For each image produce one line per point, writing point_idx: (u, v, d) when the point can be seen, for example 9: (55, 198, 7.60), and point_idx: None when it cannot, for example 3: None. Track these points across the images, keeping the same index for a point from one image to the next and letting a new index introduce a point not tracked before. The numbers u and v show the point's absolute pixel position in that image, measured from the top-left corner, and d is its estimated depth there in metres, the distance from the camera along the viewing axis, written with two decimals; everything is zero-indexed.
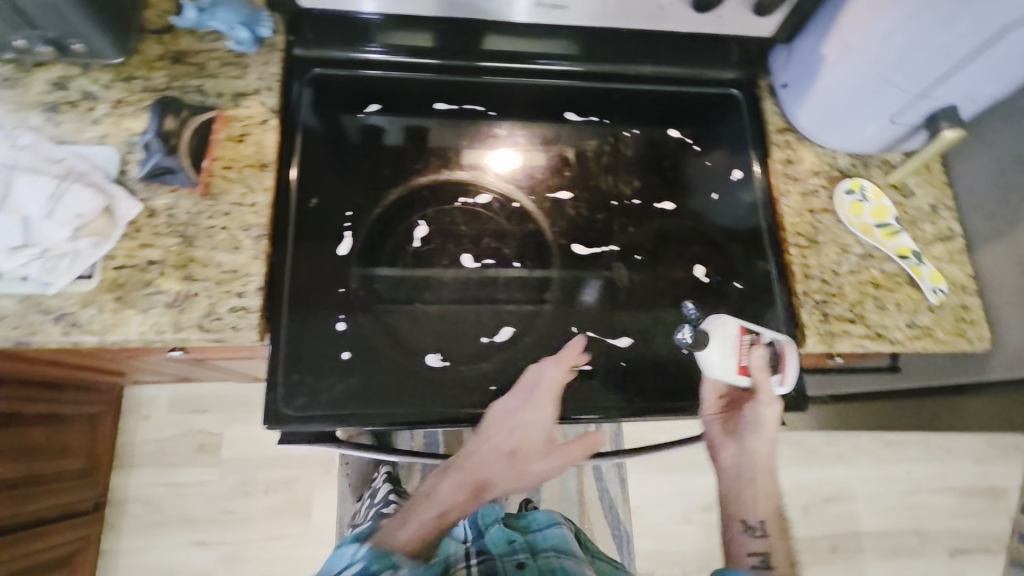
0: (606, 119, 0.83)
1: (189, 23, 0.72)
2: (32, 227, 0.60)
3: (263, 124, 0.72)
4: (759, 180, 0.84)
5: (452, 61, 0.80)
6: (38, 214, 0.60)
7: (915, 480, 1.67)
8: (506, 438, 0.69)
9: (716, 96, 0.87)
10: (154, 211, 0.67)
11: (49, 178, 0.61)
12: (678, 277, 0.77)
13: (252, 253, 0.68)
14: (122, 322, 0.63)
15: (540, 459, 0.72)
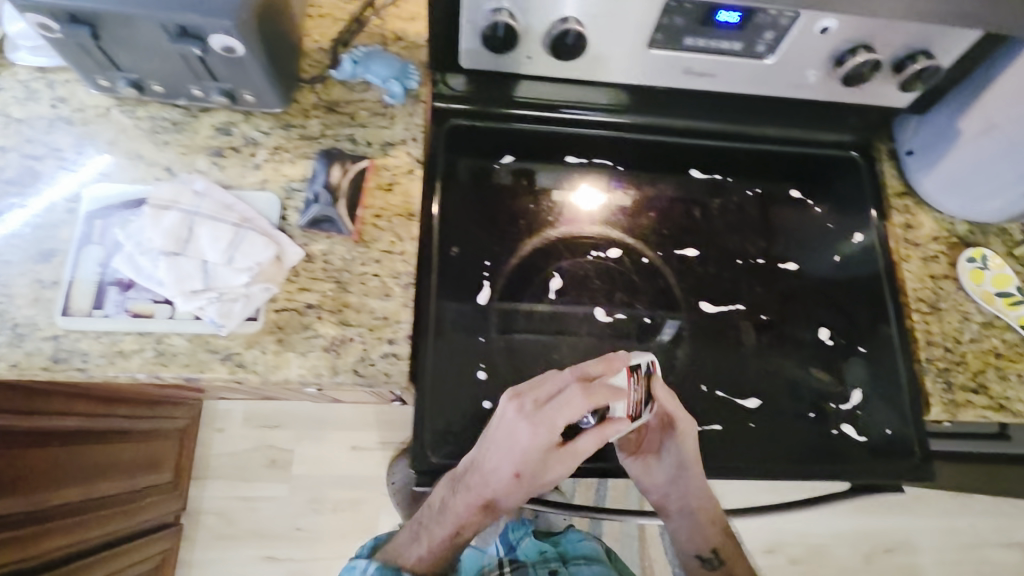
0: (729, 177, 0.85)
1: (345, 75, 0.76)
2: (210, 272, 0.63)
3: (410, 174, 0.74)
4: (879, 242, 0.85)
5: (583, 115, 0.82)
6: (217, 261, 0.63)
7: (980, 532, 1.64)
8: (507, 465, 0.63)
9: (835, 158, 0.88)
10: (311, 256, 0.70)
11: (227, 227, 0.65)
12: (807, 340, 0.79)
13: (401, 300, 0.70)
14: (283, 365, 0.66)
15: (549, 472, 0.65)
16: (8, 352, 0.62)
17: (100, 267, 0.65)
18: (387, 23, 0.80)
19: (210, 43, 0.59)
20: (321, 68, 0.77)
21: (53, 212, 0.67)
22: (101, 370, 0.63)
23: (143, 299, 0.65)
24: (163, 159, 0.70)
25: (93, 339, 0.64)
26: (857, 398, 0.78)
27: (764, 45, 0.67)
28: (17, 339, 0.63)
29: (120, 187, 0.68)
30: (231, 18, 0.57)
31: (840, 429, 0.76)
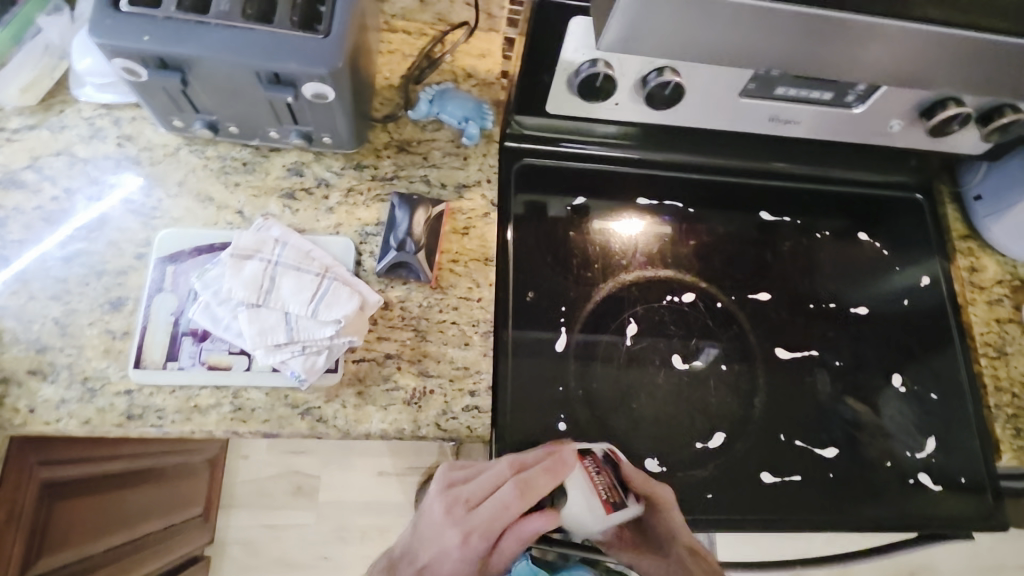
0: (798, 219, 0.85)
1: (419, 115, 0.75)
2: (294, 323, 0.61)
3: (485, 218, 0.73)
4: (945, 286, 0.85)
5: (655, 156, 0.81)
6: (301, 311, 0.61)
7: None
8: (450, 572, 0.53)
9: (898, 200, 0.88)
10: (389, 303, 0.68)
11: (311, 276, 0.63)
12: (880, 388, 0.80)
13: (481, 349, 0.68)
14: (364, 419, 0.64)
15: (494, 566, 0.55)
16: (79, 409, 0.59)
17: (174, 317, 0.63)
18: (457, 61, 0.79)
19: (301, 90, 0.59)
20: (391, 106, 0.76)
21: (122, 259, 0.64)
22: (177, 427, 0.60)
23: (219, 351, 0.62)
24: (234, 202, 0.68)
25: (168, 394, 0.61)
26: (931, 446, 0.78)
27: (854, 95, 0.67)
28: (88, 395, 0.60)
29: (192, 232, 0.66)
30: (329, 66, 0.56)
31: (916, 478, 0.76)
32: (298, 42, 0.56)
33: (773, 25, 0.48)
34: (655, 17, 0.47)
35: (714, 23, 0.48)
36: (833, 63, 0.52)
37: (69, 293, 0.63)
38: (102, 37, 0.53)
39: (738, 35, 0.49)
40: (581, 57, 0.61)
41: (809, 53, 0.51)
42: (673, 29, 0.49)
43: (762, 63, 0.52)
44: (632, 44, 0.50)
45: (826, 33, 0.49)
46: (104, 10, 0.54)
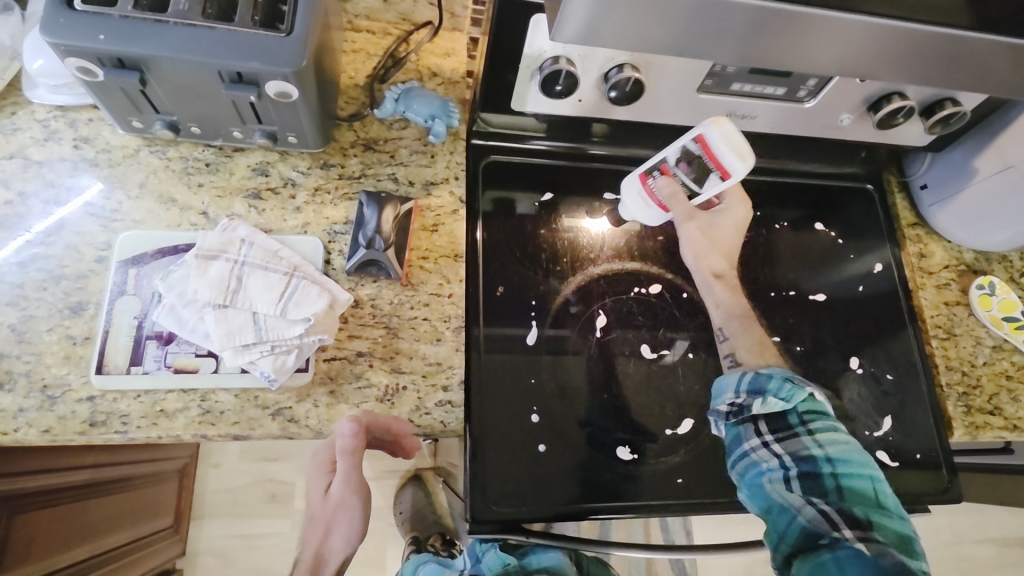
0: (758, 211, 0.89)
1: (385, 113, 0.75)
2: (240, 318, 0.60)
3: (454, 215, 0.74)
4: (896, 272, 0.89)
5: (620, 150, 0.83)
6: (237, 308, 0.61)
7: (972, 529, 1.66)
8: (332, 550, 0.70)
9: (851, 190, 0.92)
10: (360, 301, 0.68)
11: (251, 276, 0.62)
12: (839, 371, 0.83)
13: (453, 344, 0.68)
14: (337, 417, 0.64)
15: (337, 538, 0.70)
16: (38, 417, 0.58)
17: (138, 320, 0.62)
18: (422, 59, 0.80)
19: (264, 88, 0.59)
20: (357, 105, 0.77)
21: (81, 263, 0.63)
22: (143, 432, 0.59)
23: (186, 354, 0.61)
24: (197, 202, 0.67)
25: (133, 399, 0.60)
26: (888, 425, 0.82)
27: (806, 90, 0.70)
28: (48, 403, 0.58)
29: (155, 234, 0.65)
30: (291, 65, 0.56)
31: (874, 455, 0.80)
32: (260, 41, 0.56)
33: (731, 18, 0.50)
34: (614, 12, 0.48)
35: (671, 15, 0.49)
36: (791, 54, 0.54)
37: (25, 299, 0.61)
38: (54, 37, 0.52)
39: (696, 28, 0.51)
40: (545, 54, 0.63)
41: (766, 44, 0.53)
42: (636, 19, 0.49)
43: (722, 53, 0.54)
44: (599, 36, 0.51)
45: (784, 26, 0.51)
46: (56, 9, 0.53)
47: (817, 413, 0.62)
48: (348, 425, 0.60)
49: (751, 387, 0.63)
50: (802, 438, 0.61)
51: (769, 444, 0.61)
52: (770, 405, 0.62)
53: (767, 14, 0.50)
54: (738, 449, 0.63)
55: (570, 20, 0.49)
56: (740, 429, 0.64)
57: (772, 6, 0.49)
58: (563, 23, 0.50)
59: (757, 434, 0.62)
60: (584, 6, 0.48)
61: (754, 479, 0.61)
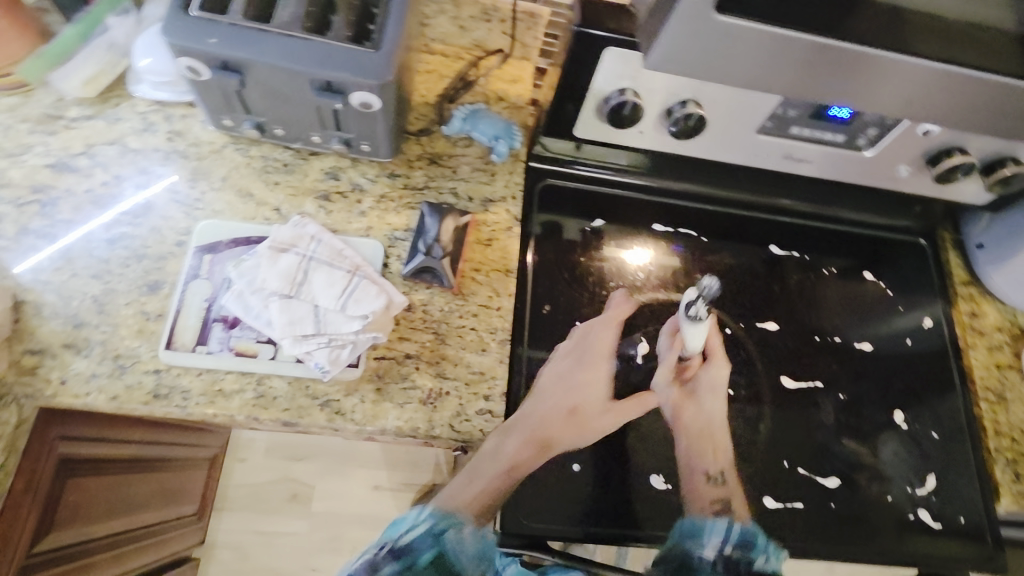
0: (807, 254, 0.89)
1: (453, 130, 0.79)
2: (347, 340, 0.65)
3: (508, 231, 0.77)
4: (946, 329, 0.88)
5: (673, 186, 0.85)
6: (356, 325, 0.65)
7: None
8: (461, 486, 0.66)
9: (903, 242, 0.92)
10: (412, 305, 0.71)
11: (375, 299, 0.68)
12: (883, 424, 0.82)
13: (498, 356, 0.70)
14: (380, 415, 0.65)
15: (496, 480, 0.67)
16: (108, 384, 0.61)
17: (207, 303, 0.65)
18: (490, 83, 0.84)
19: (349, 98, 0.63)
20: (427, 121, 0.81)
21: (163, 245, 0.67)
22: (201, 409, 0.62)
23: (247, 338, 0.65)
24: (272, 199, 0.72)
25: (194, 376, 0.63)
26: (931, 484, 0.79)
27: (865, 139, 0.71)
28: (118, 371, 0.62)
29: (232, 224, 0.69)
30: (379, 79, 0.60)
31: (916, 513, 0.78)
32: (354, 55, 0.60)
33: (819, 58, 0.52)
34: (693, 39, 0.51)
35: (761, 52, 0.52)
36: (873, 95, 0.56)
37: (109, 274, 0.65)
38: (172, 38, 0.58)
39: (783, 65, 0.53)
40: (612, 85, 0.65)
41: (851, 85, 0.55)
42: (711, 48, 0.51)
43: (790, 84, 0.55)
44: (674, 60, 0.53)
45: (870, 69, 0.52)
46: (175, 13, 0.59)
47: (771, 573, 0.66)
48: (618, 295, 0.79)
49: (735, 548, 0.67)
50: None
51: None
52: (770, 563, 0.66)
53: (856, 57, 0.51)
54: None
55: (660, 49, 0.52)
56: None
57: (862, 49, 0.51)
58: (652, 50, 0.53)
59: None
60: (676, 37, 0.51)
61: None
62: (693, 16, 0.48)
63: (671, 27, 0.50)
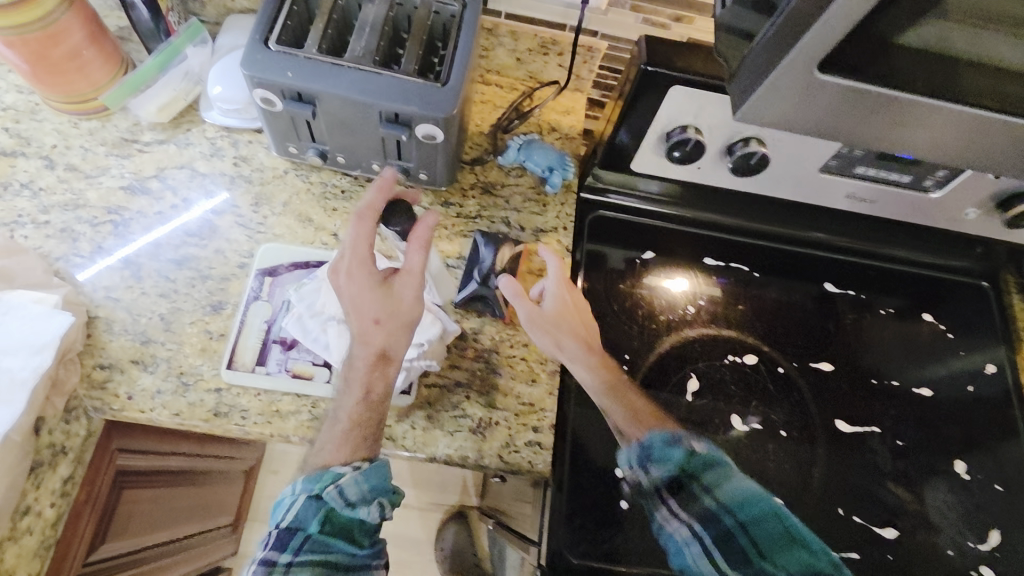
0: (861, 292, 0.87)
1: (507, 160, 0.80)
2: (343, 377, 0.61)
3: (560, 261, 0.77)
4: (1010, 375, 0.84)
5: (724, 221, 0.85)
6: (364, 331, 0.59)
7: None
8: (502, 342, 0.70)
9: (962, 284, 0.90)
10: (464, 333, 0.71)
11: (419, 259, 0.61)
12: (945, 474, 0.78)
13: (548, 387, 0.70)
14: (431, 443, 0.66)
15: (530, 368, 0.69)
16: (172, 400, 0.63)
17: (267, 324, 0.67)
18: (543, 115, 0.85)
19: (414, 130, 0.65)
20: (480, 150, 0.82)
21: (227, 266, 0.70)
22: (257, 429, 0.63)
23: (304, 361, 0.66)
24: (331, 225, 0.74)
25: (252, 396, 0.64)
26: (995, 540, 0.75)
27: (931, 180, 0.70)
28: (181, 388, 0.63)
29: (292, 248, 0.71)
30: (445, 112, 0.61)
31: (978, 571, 0.73)
32: (422, 90, 0.62)
33: (941, 118, 0.45)
34: (795, 97, 0.45)
35: (869, 109, 0.45)
36: (995, 157, 0.48)
37: (175, 292, 0.68)
38: (252, 71, 0.60)
39: (892, 124, 0.46)
40: (673, 123, 0.65)
41: (968, 145, 0.48)
42: (814, 106, 0.45)
43: (896, 140, 0.48)
44: (767, 117, 0.48)
45: (990, 132, 0.46)
46: (255, 47, 0.61)
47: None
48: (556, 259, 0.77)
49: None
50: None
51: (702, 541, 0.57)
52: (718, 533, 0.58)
53: (976, 121, 0.45)
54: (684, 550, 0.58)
55: (755, 101, 0.46)
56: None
57: (987, 113, 0.44)
58: (744, 103, 0.47)
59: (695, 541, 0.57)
60: (773, 91, 0.45)
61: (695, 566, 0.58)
62: (802, 74, 0.42)
63: (771, 82, 0.44)
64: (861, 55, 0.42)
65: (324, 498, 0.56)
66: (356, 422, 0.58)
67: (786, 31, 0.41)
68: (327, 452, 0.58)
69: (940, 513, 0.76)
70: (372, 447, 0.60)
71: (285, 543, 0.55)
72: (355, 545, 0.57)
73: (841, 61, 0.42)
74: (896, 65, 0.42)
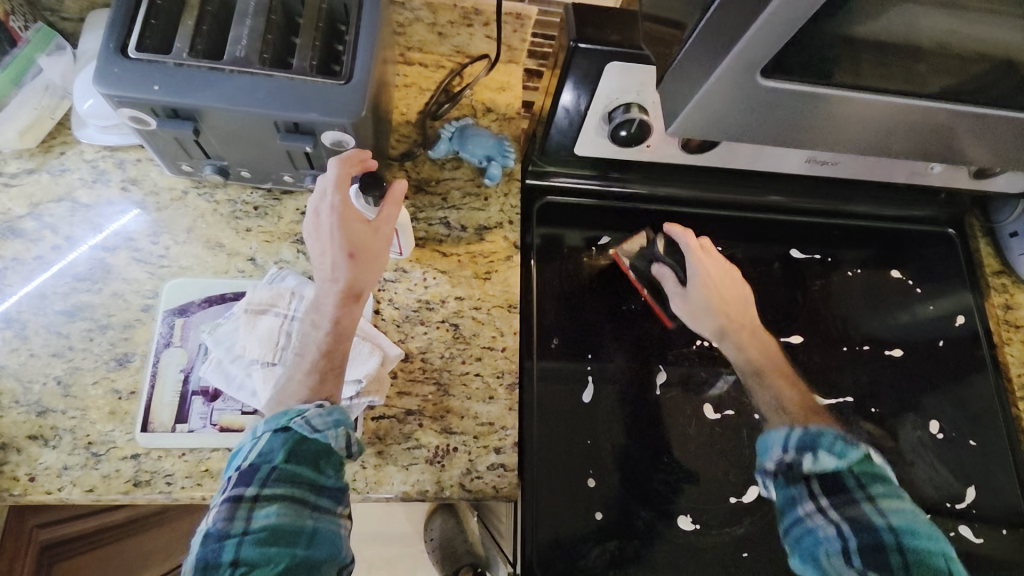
0: (828, 255, 0.83)
1: (439, 153, 0.71)
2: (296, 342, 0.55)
3: (508, 260, 0.70)
4: (980, 325, 0.82)
5: (682, 194, 0.78)
6: (335, 265, 0.54)
7: None
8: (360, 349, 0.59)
9: (928, 233, 0.86)
10: (409, 354, 0.65)
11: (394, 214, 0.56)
12: (919, 437, 0.76)
13: (507, 403, 0.65)
14: (385, 480, 0.60)
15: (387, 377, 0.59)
16: (83, 475, 0.56)
17: (183, 373, 0.59)
18: (476, 94, 0.76)
19: (320, 138, 0.56)
20: (408, 143, 0.74)
21: (128, 311, 0.61)
22: (187, 493, 0.57)
23: (232, 411, 0.59)
24: (245, 248, 0.65)
25: (177, 458, 0.57)
26: (971, 497, 0.75)
27: None
28: (93, 461, 0.56)
29: (202, 282, 0.63)
30: (352, 116, 0.52)
31: (957, 531, 0.73)
32: (321, 91, 0.52)
33: (878, 116, 0.46)
34: (735, 103, 0.44)
35: (804, 112, 0.45)
36: (928, 146, 0.50)
37: (71, 350, 0.59)
38: (110, 88, 0.50)
39: (827, 123, 0.47)
40: (613, 103, 0.59)
41: (903, 136, 0.49)
42: (753, 112, 0.45)
43: (834, 141, 0.49)
44: (705, 125, 0.47)
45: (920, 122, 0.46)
46: (109, 57, 0.51)
47: (877, 476, 0.58)
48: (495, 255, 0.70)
49: (806, 438, 0.59)
50: (863, 505, 0.56)
51: (827, 511, 0.57)
52: (821, 462, 0.58)
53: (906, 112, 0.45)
54: (792, 513, 0.58)
55: (692, 110, 0.45)
56: (788, 489, 0.59)
57: (919, 102, 0.45)
58: (680, 115, 0.47)
59: (813, 500, 0.58)
60: (711, 99, 0.44)
61: (809, 547, 0.57)
62: (741, 82, 0.42)
63: (708, 88, 0.43)
64: (791, 62, 0.42)
65: (289, 430, 0.48)
66: (326, 354, 0.53)
67: (719, 37, 0.41)
68: (290, 391, 0.51)
69: (917, 477, 0.74)
70: (336, 389, 0.53)
71: (249, 478, 0.46)
72: (322, 477, 0.48)
73: (779, 66, 0.42)
74: (833, 60, 0.42)
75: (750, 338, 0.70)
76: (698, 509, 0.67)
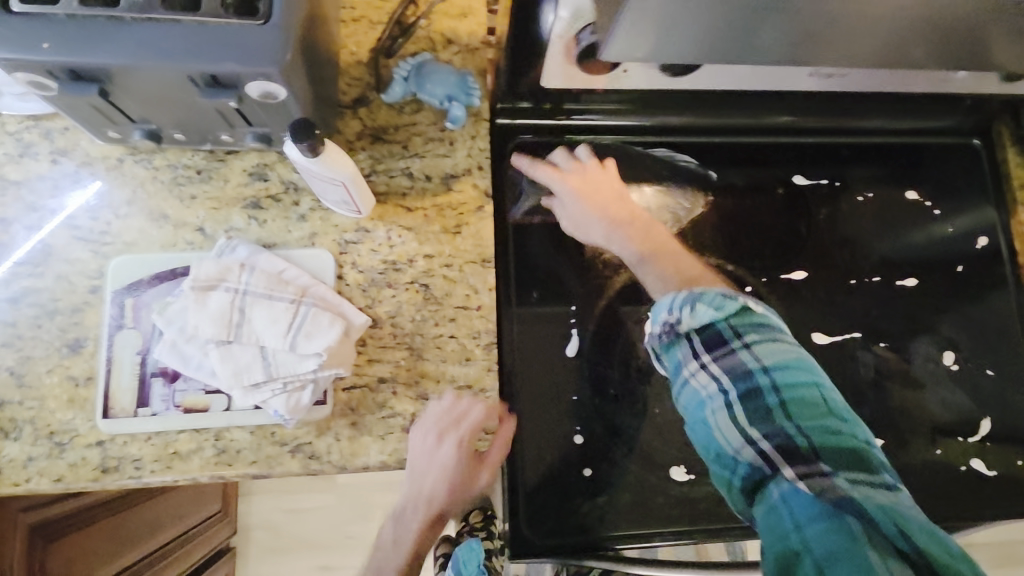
0: (837, 179, 0.75)
1: (395, 97, 0.64)
2: (207, 356, 0.55)
3: (478, 212, 0.64)
4: (1004, 245, 0.75)
5: (670, 121, 0.71)
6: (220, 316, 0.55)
7: None
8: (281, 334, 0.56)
9: (949, 148, 0.78)
10: (377, 319, 0.61)
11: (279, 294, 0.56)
12: (933, 371, 0.71)
13: (484, 364, 0.61)
14: (361, 452, 0.58)
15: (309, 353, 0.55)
16: (49, 466, 0.54)
17: (140, 356, 0.56)
18: (433, 24, 0.68)
19: (246, 90, 0.49)
20: (361, 86, 0.66)
21: (75, 295, 0.58)
22: (158, 477, 0.55)
23: (195, 391, 0.56)
24: (192, 217, 0.60)
25: (143, 442, 0.55)
26: (986, 429, 0.71)
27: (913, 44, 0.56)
28: (57, 450, 0.55)
29: (149, 257, 0.59)
30: (275, 62, 0.46)
31: (968, 465, 0.69)
32: (238, 36, 0.46)
33: None
34: None
35: None
36: None
37: (21, 338, 0.57)
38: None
39: None
40: (579, 23, 0.51)
41: None
42: None
43: None
44: None
45: None
46: None
47: (798, 364, 0.49)
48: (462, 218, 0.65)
49: (683, 296, 0.51)
50: (740, 351, 0.49)
51: (706, 364, 0.50)
52: (701, 311, 0.50)
53: None
54: (679, 379, 0.52)
55: None
56: (674, 350, 0.52)
57: None
58: None
59: (694, 354, 0.51)
60: None
61: (696, 415, 0.50)
62: None
63: None
64: None
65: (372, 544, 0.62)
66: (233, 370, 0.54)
67: None
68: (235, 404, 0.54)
69: (931, 412, 0.70)
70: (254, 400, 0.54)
71: None
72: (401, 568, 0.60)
73: None
74: None
75: (641, 231, 0.63)
76: (694, 458, 0.64)
